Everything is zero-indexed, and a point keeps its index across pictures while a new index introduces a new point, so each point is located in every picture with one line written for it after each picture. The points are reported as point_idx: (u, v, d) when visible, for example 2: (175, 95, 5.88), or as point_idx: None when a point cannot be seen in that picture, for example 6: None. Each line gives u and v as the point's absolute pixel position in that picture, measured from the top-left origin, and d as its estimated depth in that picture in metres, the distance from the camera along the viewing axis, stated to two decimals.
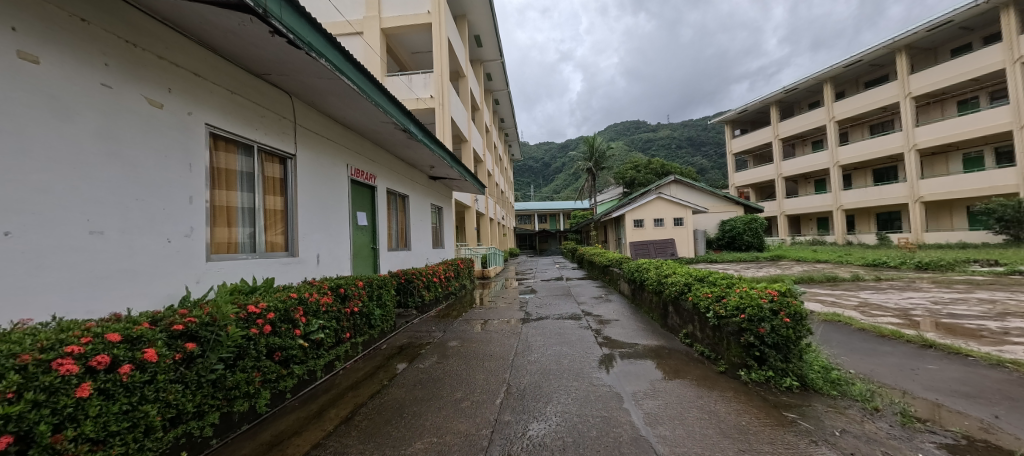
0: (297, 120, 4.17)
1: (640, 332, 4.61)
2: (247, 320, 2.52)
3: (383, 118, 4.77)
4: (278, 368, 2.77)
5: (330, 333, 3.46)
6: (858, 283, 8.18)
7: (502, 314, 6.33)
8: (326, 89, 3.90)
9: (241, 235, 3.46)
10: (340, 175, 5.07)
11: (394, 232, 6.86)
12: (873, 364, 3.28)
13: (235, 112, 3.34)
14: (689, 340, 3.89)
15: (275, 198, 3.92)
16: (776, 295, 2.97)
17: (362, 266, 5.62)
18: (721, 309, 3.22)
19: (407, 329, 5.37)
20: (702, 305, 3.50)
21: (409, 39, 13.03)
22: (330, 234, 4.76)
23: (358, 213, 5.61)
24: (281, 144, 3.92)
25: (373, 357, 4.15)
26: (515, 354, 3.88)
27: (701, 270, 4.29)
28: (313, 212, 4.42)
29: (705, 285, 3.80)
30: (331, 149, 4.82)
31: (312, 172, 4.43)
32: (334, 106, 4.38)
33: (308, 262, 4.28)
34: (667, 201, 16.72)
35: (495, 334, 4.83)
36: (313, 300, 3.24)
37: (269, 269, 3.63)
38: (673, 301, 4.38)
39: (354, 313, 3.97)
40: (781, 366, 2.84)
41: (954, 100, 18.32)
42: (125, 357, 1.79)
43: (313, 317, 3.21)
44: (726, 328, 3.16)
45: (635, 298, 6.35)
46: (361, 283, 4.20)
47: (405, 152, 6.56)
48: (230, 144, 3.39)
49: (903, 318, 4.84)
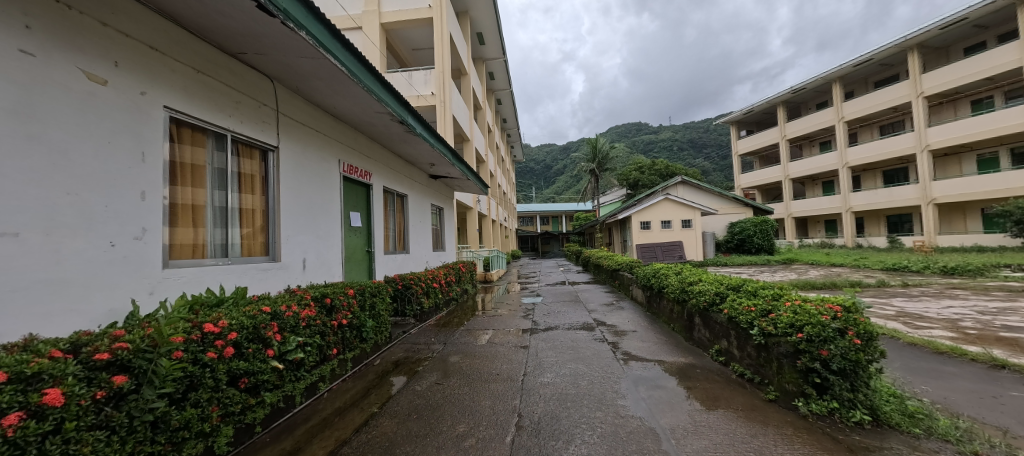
0: (280, 109, 3.73)
1: (663, 346, 4.12)
2: (202, 343, 2.07)
3: (377, 108, 4.33)
4: (243, 398, 2.31)
5: (314, 351, 3.00)
6: (886, 289, 7.66)
7: (506, 323, 5.86)
8: (310, 71, 3.45)
9: (211, 236, 3.02)
10: (331, 171, 4.63)
11: (391, 234, 6.40)
12: (947, 391, 2.78)
13: (203, 95, 2.90)
14: (724, 358, 3.41)
15: (254, 197, 3.47)
16: (839, 311, 2.47)
17: (355, 272, 5.15)
18: (770, 326, 2.73)
19: (404, 340, 4.88)
20: (743, 320, 3.02)
21: (410, 34, 12.62)
22: (318, 236, 4.29)
23: (351, 212, 5.15)
24: (261, 135, 3.47)
25: (364, 375, 3.67)
26: (524, 374, 3.41)
27: (734, 278, 3.81)
28: (298, 212, 3.96)
29: (742, 296, 3.33)
30: (319, 142, 4.36)
31: (296, 167, 3.96)
32: (321, 93, 3.94)
33: (293, 269, 3.81)
34: (675, 202, 16.26)
35: (501, 348, 4.35)
36: (291, 314, 2.77)
37: (244, 278, 3.18)
38: (702, 312, 3.90)
39: (343, 326, 3.50)
40: (848, 396, 2.33)
41: (968, 100, 17.81)
42: (12, 404, 1.33)
43: (291, 334, 2.74)
44: (777, 349, 2.67)
45: (650, 306, 5.88)
46: (351, 291, 3.72)
47: (403, 147, 6.10)
48: (198, 133, 2.95)
49: (955, 331, 4.34)
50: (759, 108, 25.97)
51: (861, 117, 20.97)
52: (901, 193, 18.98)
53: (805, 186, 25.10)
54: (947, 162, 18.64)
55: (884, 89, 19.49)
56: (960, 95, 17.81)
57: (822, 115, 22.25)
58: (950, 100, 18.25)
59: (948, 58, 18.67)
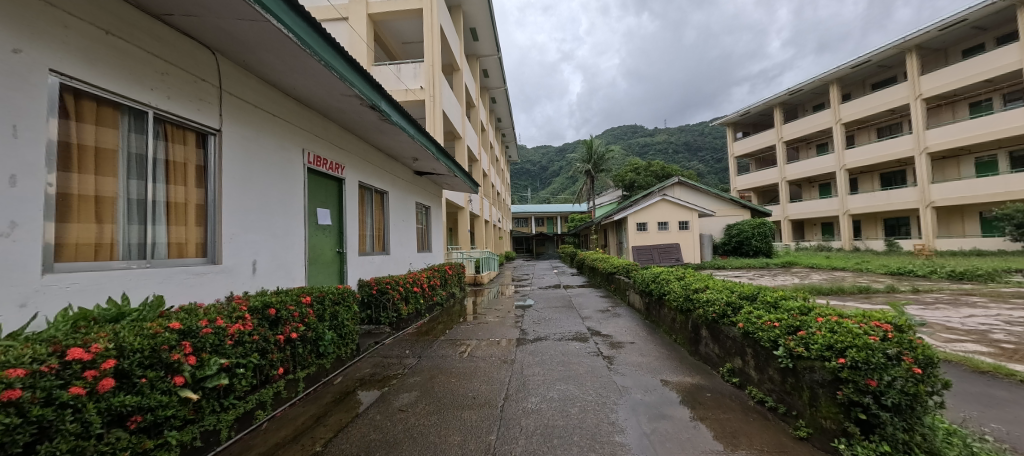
0: (224, 86, 3.20)
1: (665, 363, 3.61)
2: (62, 375, 1.55)
3: (343, 89, 3.82)
4: (133, 443, 1.77)
5: (248, 374, 2.46)
6: (896, 296, 7.24)
7: (493, 332, 5.33)
8: (255, 39, 2.93)
9: (125, 234, 2.51)
10: (293, 162, 4.11)
11: (368, 233, 5.88)
12: (1012, 425, 2.31)
13: (112, 62, 2.38)
14: (737, 379, 2.93)
15: (187, 189, 2.95)
16: (888, 330, 2.00)
17: (322, 276, 4.60)
18: (802, 346, 2.24)
19: (375, 352, 4.34)
20: (765, 338, 2.52)
21: (398, 26, 12.10)
22: (273, 233, 3.73)
23: (319, 209, 4.62)
24: (197, 114, 2.95)
25: (320, 397, 3.12)
26: (505, 398, 2.90)
27: (746, 286, 3.36)
28: (249, 207, 3.42)
29: (761, 308, 2.84)
30: (277, 129, 3.85)
31: (245, 154, 3.41)
32: (274, 69, 3.42)
33: (239, 272, 3.27)
34: (672, 203, 15.86)
35: (481, 363, 3.84)
36: (212, 331, 2.22)
37: (168, 283, 2.65)
38: (710, 324, 3.42)
39: (291, 341, 2.95)
40: (903, 439, 1.83)
41: (966, 103, 17.59)
42: None
43: (212, 354, 2.20)
44: (809, 375, 2.18)
45: (649, 313, 5.43)
46: (307, 299, 3.21)
47: (380, 138, 5.58)
48: (107, 109, 2.43)
49: (990, 345, 3.89)
50: (755, 110, 25.72)
51: (858, 120, 20.74)
52: (900, 196, 18.71)
53: (802, 188, 24.86)
54: (944, 165, 18.43)
55: (882, 91, 19.24)
56: (958, 97, 17.59)
57: (820, 117, 22.00)
58: (948, 102, 18.03)
59: (947, 60, 18.43)
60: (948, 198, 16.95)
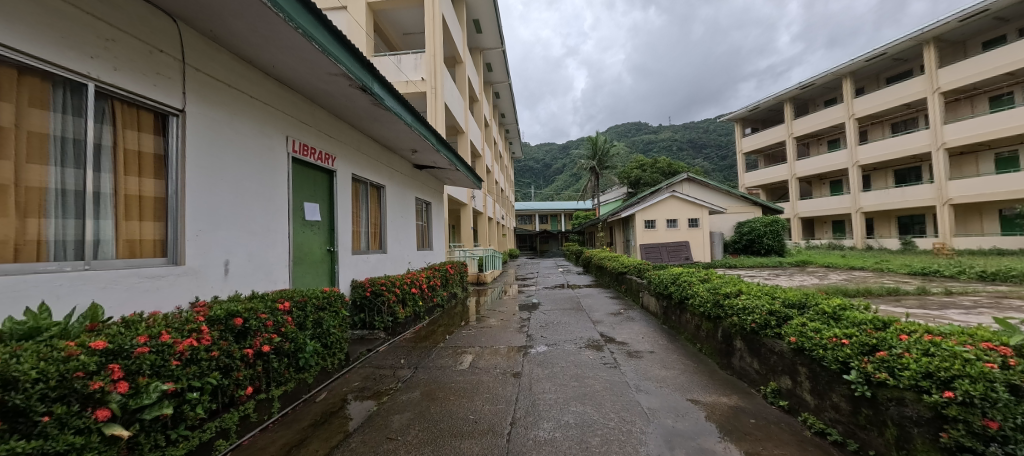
0: (189, 60, 2.79)
1: (693, 378, 3.16)
2: None
3: (330, 67, 3.40)
4: None
5: (203, 399, 2.04)
6: (929, 299, 6.74)
7: (496, 338, 4.90)
8: (221, 3, 2.50)
9: (57, 230, 2.10)
10: (275, 150, 3.68)
11: (363, 231, 5.47)
12: None
13: (36, 20, 1.94)
14: (786, 404, 2.49)
15: (141, 180, 2.54)
16: (1008, 354, 1.55)
17: (309, 277, 4.16)
18: (886, 372, 1.79)
19: (366, 362, 3.90)
20: (832, 358, 2.06)
21: (397, 15, 11.63)
22: (249, 230, 3.31)
23: (306, 203, 4.21)
24: (152, 91, 2.52)
25: (298, 418, 2.70)
26: (511, 423, 2.46)
27: (792, 293, 2.93)
28: (221, 200, 3.01)
29: (818, 322, 2.39)
30: (255, 111, 3.43)
31: (214, 138, 2.98)
32: (248, 41, 2.98)
33: (207, 274, 2.86)
34: (681, 201, 15.34)
35: (484, 376, 3.41)
36: (151, 351, 1.78)
37: (114, 289, 2.23)
38: (748, 335, 2.98)
39: (263, 355, 2.53)
40: None
41: (986, 96, 16.87)
42: None
43: (151, 379, 1.77)
44: (896, 409, 1.72)
45: (667, 318, 5.00)
46: (286, 306, 2.81)
47: (375, 127, 5.16)
48: (31, 83, 2.00)
49: None
50: (765, 105, 25.05)
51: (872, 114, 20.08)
52: (915, 193, 18.05)
53: (813, 185, 24.21)
54: (962, 161, 17.74)
55: (897, 85, 18.54)
56: (977, 91, 16.87)
57: (832, 112, 21.31)
58: (968, 96, 17.30)
59: (966, 53, 17.71)
60: (967, 195, 16.26)
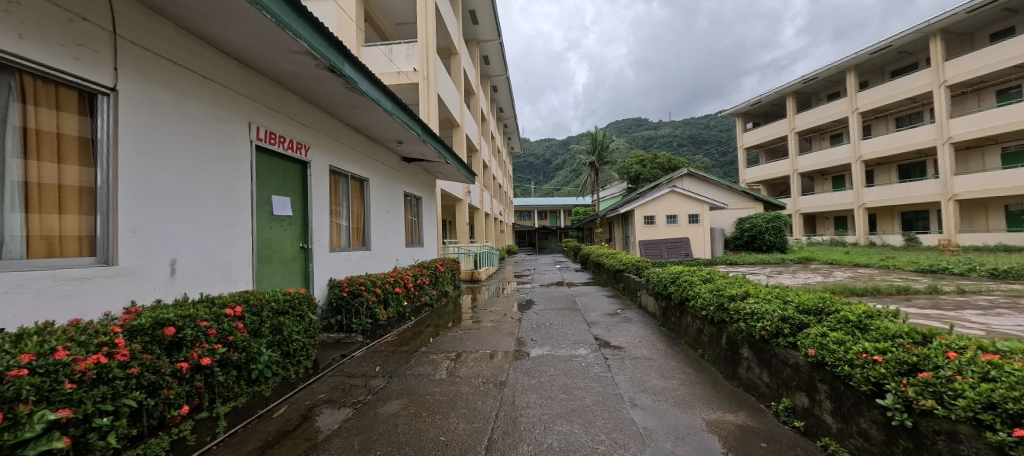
0: (121, 31, 2.42)
1: (695, 391, 2.84)
2: None
3: (292, 44, 3.04)
4: None
5: (118, 426, 1.72)
6: (940, 298, 6.41)
7: (484, 342, 4.58)
8: None
9: None
10: (235, 137, 3.34)
11: (343, 226, 5.14)
12: None
13: None
14: (802, 424, 2.18)
15: (61, 167, 2.21)
16: None
17: (278, 277, 3.86)
18: (933, 399, 1.46)
19: (338, 369, 3.61)
20: (861, 375, 1.74)
21: (388, 4, 11.17)
22: (202, 224, 2.97)
23: (274, 196, 3.88)
24: (73, 64, 2.17)
25: (246, 438, 2.39)
26: (485, 447, 2.15)
27: (808, 297, 2.62)
28: (166, 193, 2.67)
29: (839, 332, 2.08)
30: (209, 93, 3.08)
31: (155, 120, 2.63)
32: (196, 11, 2.63)
33: (148, 275, 2.54)
34: (681, 196, 14.99)
35: (464, 387, 3.10)
36: (32, 374, 1.44)
37: (21, 295, 1.91)
38: (756, 343, 2.66)
39: (204, 368, 2.21)
40: None
41: (993, 90, 16.42)
42: None
43: (37, 407, 1.44)
44: (946, 445, 1.40)
45: (667, 320, 4.68)
46: (235, 310, 2.50)
47: (354, 115, 4.81)
48: None
49: None
50: (768, 99, 24.58)
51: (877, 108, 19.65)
52: (920, 188, 17.68)
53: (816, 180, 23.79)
54: (968, 156, 17.35)
55: (902, 78, 18.10)
56: (984, 84, 16.43)
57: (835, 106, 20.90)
58: (974, 90, 16.87)
59: (973, 45, 17.22)
60: (973, 191, 15.90)
